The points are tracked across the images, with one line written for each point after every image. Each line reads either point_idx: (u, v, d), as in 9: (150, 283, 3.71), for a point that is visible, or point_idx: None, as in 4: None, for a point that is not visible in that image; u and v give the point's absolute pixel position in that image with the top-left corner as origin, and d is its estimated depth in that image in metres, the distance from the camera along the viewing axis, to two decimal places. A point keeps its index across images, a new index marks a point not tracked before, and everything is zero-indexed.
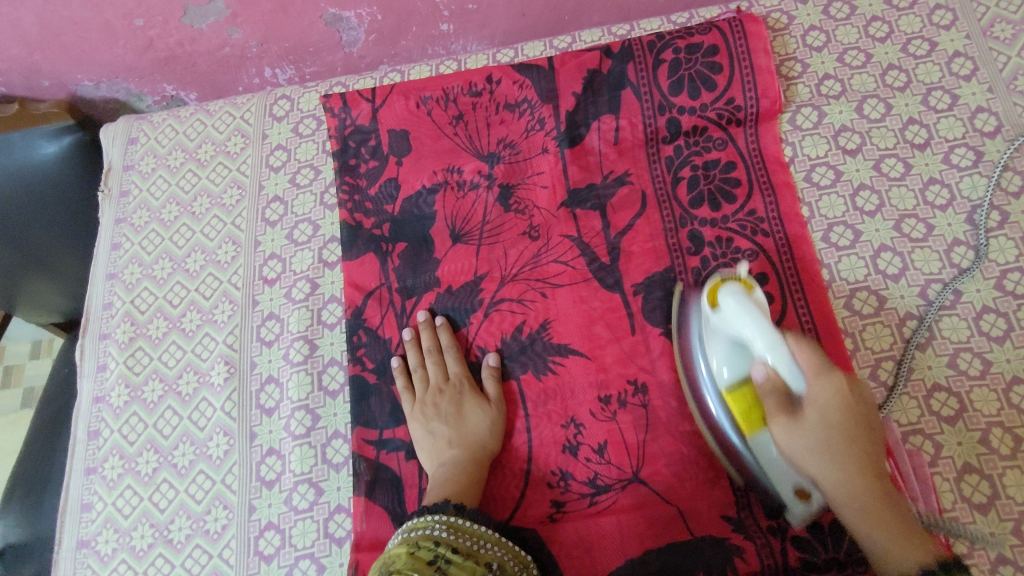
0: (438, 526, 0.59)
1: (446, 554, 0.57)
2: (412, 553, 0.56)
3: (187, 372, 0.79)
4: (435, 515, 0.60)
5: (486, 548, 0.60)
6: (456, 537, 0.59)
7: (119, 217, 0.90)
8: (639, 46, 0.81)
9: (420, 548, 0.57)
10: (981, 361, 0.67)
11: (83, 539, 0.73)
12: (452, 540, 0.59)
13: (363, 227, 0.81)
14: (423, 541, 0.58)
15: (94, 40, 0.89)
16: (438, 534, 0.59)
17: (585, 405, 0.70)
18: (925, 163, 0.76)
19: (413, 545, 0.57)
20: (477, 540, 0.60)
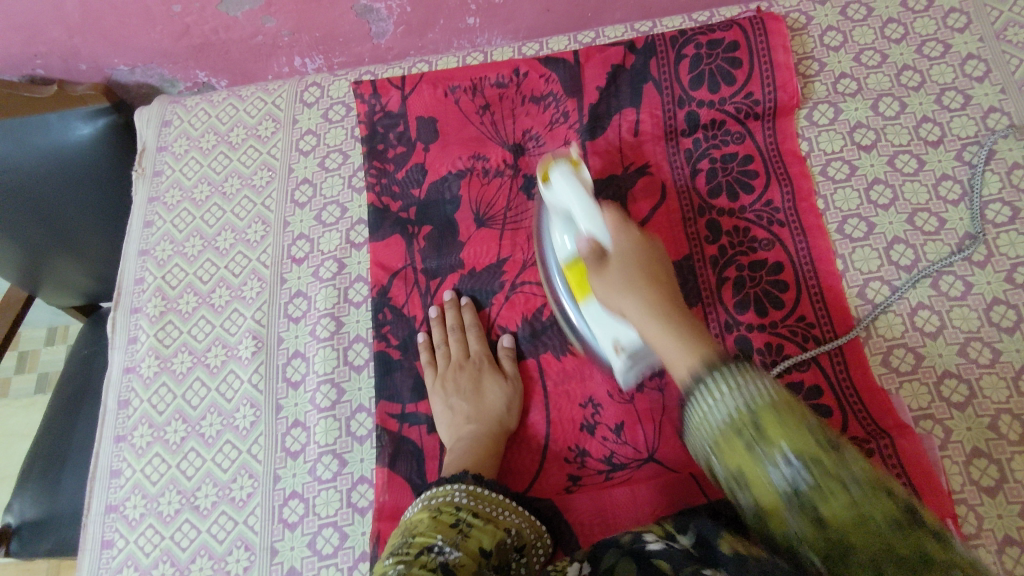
0: (459, 493, 0.61)
1: (468, 518, 0.59)
2: (435, 517, 0.58)
3: (215, 346, 0.81)
4: (455, 483, 0.63)
5: (507, 514, 0.62)
6: (476, 502, 0.61)
7: (152, 196, 0.92)
8: (662, 41, 0.83)
9: (442, 513, 0.59)
10: (991, 350, 0.69)
11: (112, 504, 0.75)
12: (472, 506, 0.61)
13: (390, 210, 0.83)
14: (445, 506, 0.60)
15: (133, 25, 0.92)
16: (459, 500, 0.61)
17: (603, 385, 0.72)
18: (938, 160, 0.78)
19: (435, 509, 0.59)
20: (495, 507, 0.62)
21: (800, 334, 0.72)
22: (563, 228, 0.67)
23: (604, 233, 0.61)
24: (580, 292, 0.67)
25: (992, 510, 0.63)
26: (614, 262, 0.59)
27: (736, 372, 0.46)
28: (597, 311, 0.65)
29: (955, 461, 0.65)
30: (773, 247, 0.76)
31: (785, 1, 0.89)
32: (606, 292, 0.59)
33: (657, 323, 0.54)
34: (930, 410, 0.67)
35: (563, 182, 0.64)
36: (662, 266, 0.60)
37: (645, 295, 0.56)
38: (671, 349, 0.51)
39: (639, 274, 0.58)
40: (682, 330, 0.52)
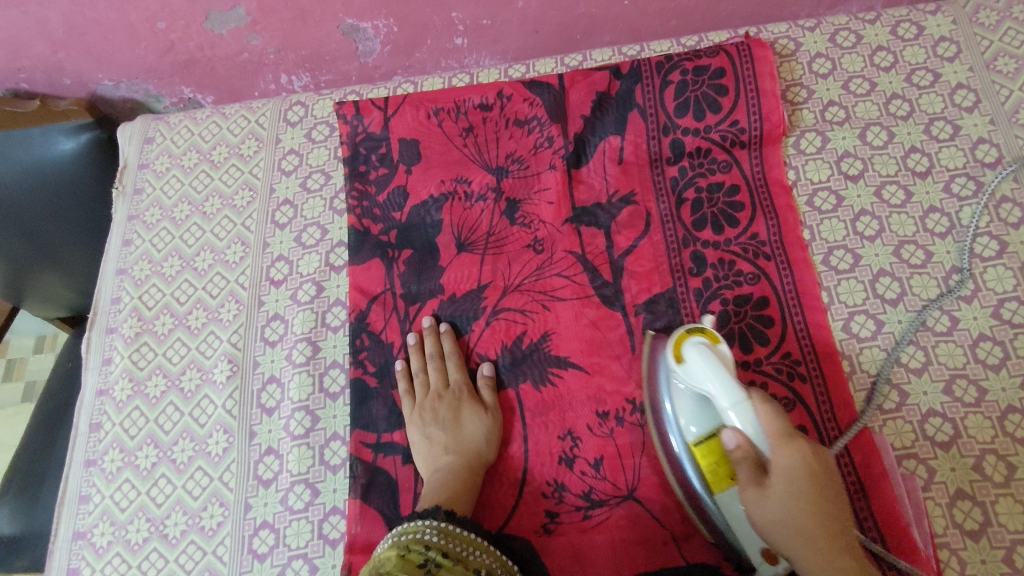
0: (429, 531, 0.60)
1: (436, 558, 0.57)
2: (403, 556, 0.56)
3: (190, 369, 0.80)
4: (426, 520, 0.61)
5: (478, 554, 0.60)
6: (446, 542, 0.59)
7: (132, 214, 0.91)
8: (648, 67, 0.82)
9: (410, 552, 0.57)
10: (976, 388, 0.67)
11: (80, 531, 0.74)
12: (442, 545, 0.59)
13: (371, 233, 0.82)
14: (413, 545, 0.58)
15: (117, 41, 0.91)
16: (428, 538, 0.59)
17: (583, 418, 0.71)
18: (926, 192, 0.77)
19: (404, 547, 0.58)
20: (466, 546, 0.60)
21: (784, 372, 0.70)
22: (678, 377, 0.62)
23: (750, 423, 0.55)
24: (717, 482, 0.59)
25: (976, 555, 0.61)
26: (774, 480, 0.53)
27: (841, 544, 0.50)
28: (736, 505, 0.58)
29: (939, 503, 0.63)
30: (758, 281, 0.74)
31: (774, 27, 0.89)
32: (767, 514, 0.53)
33: (804, 542, 0.51)
34: (913, 449, 0.66)
35: (699, 362, 0.58)
36: (828, 468, 0.54)
37: (807, 518, 0.51)
38: (823, 569, 0.49)
39: (806, 458, 0.53)
40: (819, 514, 0.52)
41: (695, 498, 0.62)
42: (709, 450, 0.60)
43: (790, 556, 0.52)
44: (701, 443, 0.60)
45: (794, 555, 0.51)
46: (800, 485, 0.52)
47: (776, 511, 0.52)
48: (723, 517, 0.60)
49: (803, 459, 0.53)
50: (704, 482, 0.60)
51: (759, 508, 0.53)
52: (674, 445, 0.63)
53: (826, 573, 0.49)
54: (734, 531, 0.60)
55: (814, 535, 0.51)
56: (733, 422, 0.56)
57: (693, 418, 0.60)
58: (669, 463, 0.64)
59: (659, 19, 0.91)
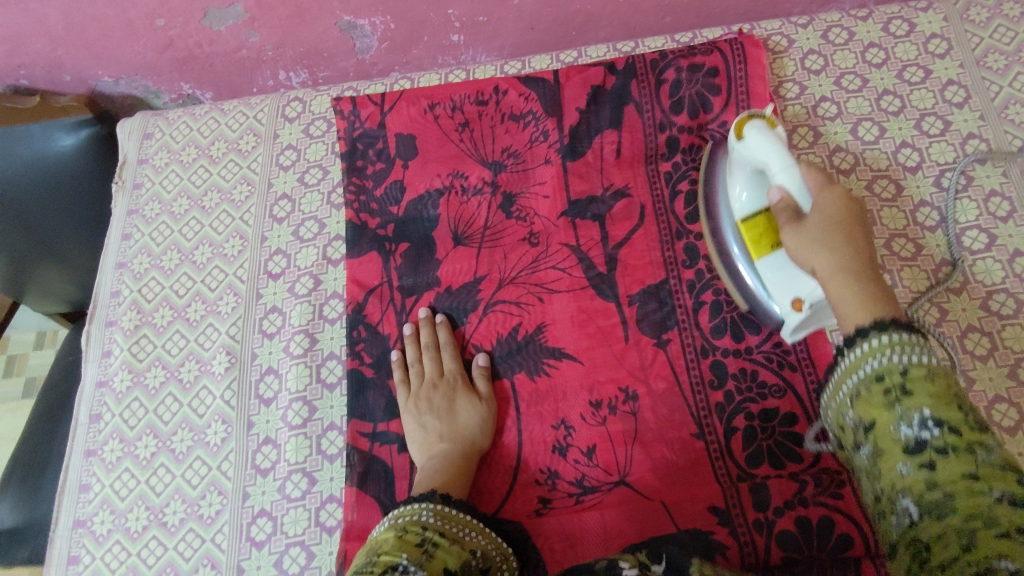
0: (426, 513, 0.61)
1: (433, 538, 0.58)
2: (400, 536, 0.57)
3: (189, 360, 0.80)
4: (422, 503, 0.62)
5: (474, 535, 0.61)
6: (443, 522, 0.60)
7: (132, 208, 0.92)
8: (642, 63, 0.83)
9: (407, 533, 0.58)
10: (964, 378, 0.68)
11: (80, 519, 0.75)
12: (439, 526, 0.60)
13: (368, 226, 0.83)
14: (410, 526, 0.59)
15: (117, 38, 0.92)
16: (425, 520, 0.60)
17: (576, 407, 0.72)
18: (916, 186, 0.78)
19: (402, 528, 0.58)
20: (462, 528, 0.61)
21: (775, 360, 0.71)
22: (745, 182, 0.67)
23: (798, 186, 0.60)
24: (762, 248, 0.66)
25: None
26: (813, 216, 0.58)
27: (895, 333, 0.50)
28: (777, 264, 0.65)
29: None
30: None
31: (767, 24, 0.90)
32: (799, 241, 0.58)
33: (839, 281, 0.55)
34: None
35: (758, 137, 0.63)
36: (863, 218, 0.59)
37: (840, 256, 0.56)
38: (843, 305, 0.54)
39: (843, 199, 0.58)
40: (856, 274, 0.55)
41: (740, 284, 0.71)
42: (755, 219, 0.67)
43: (827, 289, 0.56)
44: (750, 218, 0.68)
45: (833, 297, 0.55)
46: (835, 219, 0.57)
47: (822, 260, 0.56)
48: (762, 276, 0.67)
49: (837, 200, 0.58)
50: (748, 251, 0.68)
51: (792, 237, 0.58)
52: (733, 248, 0.71)
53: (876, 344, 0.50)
54: (771, 290, 0.67)
55: (848, 267, 0.55)
56: (781, 183, 0.61)
57: (748, 186, 0.67)
58: (731, 278, 0.72)
59: (654, 16, 0.92)
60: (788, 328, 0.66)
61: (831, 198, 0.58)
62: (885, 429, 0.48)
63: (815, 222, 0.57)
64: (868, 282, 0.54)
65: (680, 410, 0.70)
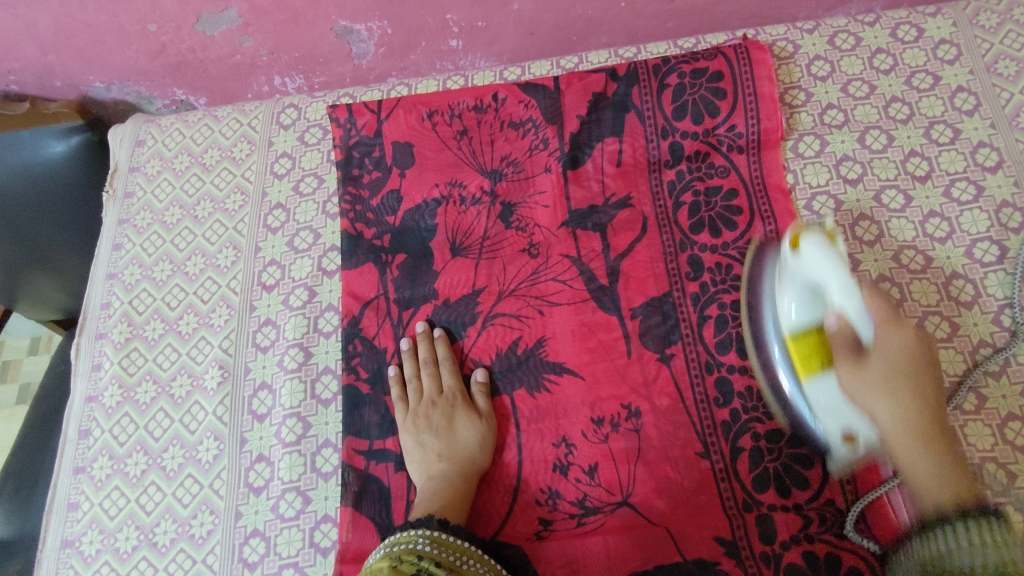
0: (422, 541, 0.59)
1: (429, 568, 0.56)
2: (394, 567, 0.55)
3: (181, 375, 0.79)
4: (418, 530, 0.60)
5: (473, 564, 0.59)
6: (440, 551, 0.59)
7: (123, 217, 0.90)
8: (645, 69, 0.82)
9: (402, 563, 0.56)
10: (976, 395, 0.66)
11: (68, 539, 0.73)
12: (435, 554, 0.58)
13: (364, 237, 0.81)
14: (406, 555, 0.57)
15: (108, 43, 0.90)
16: (421, 548, 0.58)
17: (577, 424, 0.70)
18: (925, 196, 0.76)
19: (397, 558, 0.57)
20: (460, 555, 0.59)
21: None
22: (792, 295, 0.62)
23: (861, 315, 0.55)
24: (811, 371, 0.61)
25: None
26: (875, 355, 0.55)
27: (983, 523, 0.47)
28: (825, 394, 0.60)
29: None
30: None
31: (772, 30, 0.88)
32: (857, 386, 0.56)
33: (907, 441, 0.54)
34: None
35: (818, 253, 0.58)
36: (926, 345, 0.56)
37: (904, 405, 0.54)
38: (924, 478, 0.52)
39: (909, 340, 0.55)
40: (923, 418, 0.54)
41: (778, 386, 0.67)
42: (806, 336, 0.62)
43: (894, 453, 0.55)
44: (799, 331, 0.62)
45: (906, 462, 0.54)
46: (902, 364, 0.55)
47: (881, 409, 0.54)
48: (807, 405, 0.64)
49: (904, 344, 0.55)
50: (796, 370, 0.63)
51: (850, 378, 0.56)
52: (775, 352, 0.67)
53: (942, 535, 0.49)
54: (817, 417, 0.62)
55: (920, 437, 0.53)
56: (840, 309, 0.56)
57: (796, 300, 0.62)
58: (755, 349, 0.69)
59: (656, 21, 0.90)
60: (834, 462, 0.64)
61: (898, 338, 0.55)
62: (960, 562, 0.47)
63: (878, 366, 0.55)
64: (932, 426, 0.54)
65: (684, 428, 0.68)
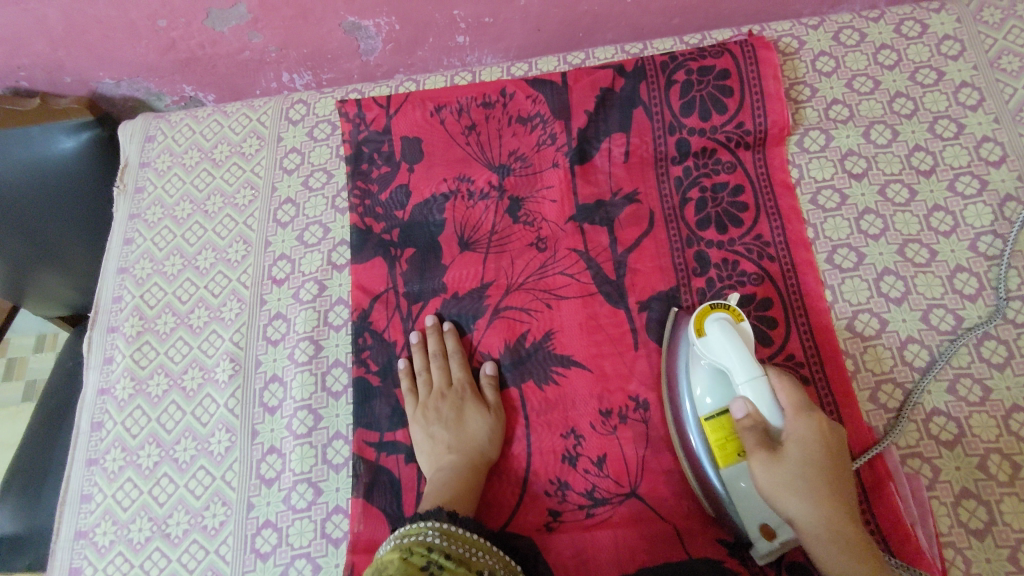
0: (432, 533, 0.59)
1: (440, 559, 0.56)
2: (406, 558, 0.55)
3: (192, 368, 0.79)
4: (428, 522, 0.60)
5: (483, 556, 0.59)
6: (450, 543, 0.58)
7: (133, 212, 0.91)
8: (652, 65, 0.82)
9: (413, 554, 0.56)
10: (981, 387, 0.67)
11: (82, 530, 0.74)
12: (445, 546, 0.58)
13: (373, 231, 0.82)
14: (416, 547, 0.57)
15: (118, 39, 0.91)
16: (431, 540, 0.58)
17: (586, 416, 0.71)
18: (930, 190, 0.76)
19: (406, 550, 0.56)
20: (469, 548, 0.59)
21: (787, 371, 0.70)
22: (706, 382, 0.62)
23: (770, 403, 0.57)
24: (726, 452, 0.60)
25: (980, 554, 0.61)
26: (789, 448, 0.55)
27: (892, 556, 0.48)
28: (743, 480, 0.59)
29: (944, 502, 0.63)
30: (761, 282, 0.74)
31: (778, 26, 0.88)
32: (773, 479, 0.54)
33: (825, 547, 0.52)
34: (918, 448, 0.66)
35: (723, 340, 0.59)
36: (839, 443, 0.57)
37: (818, 497, 0.53)
38: (841, 568, 0.51)
39: (820, 429, 0.56)
40: (850, 551, 0.51)
41: (704, 479, 0.63)
42: (720, 423, 0.61)
43: (810, 549, 0.53)
44: (713, 418, 0.61)
45: (810, 542, 0.52)
46: (813, 455, 0.55)
47: (795, 507, 0.53)
48: (724, 489, 0.61)
49: (815, 428, 0.56)
50: (713, 459, 0.61)
51: (767, 473, 0.54)
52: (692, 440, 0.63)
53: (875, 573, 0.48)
54: (737, 505, 0.60)
55: (835, 527, 0.52)
56: (747, 397, 0.57)
57: (709, 389, 0.62)
58: (679, 435, 0.65)
59: (662, 17, 0.91)
60: (756, 549, 0.60)
61: (807, 429, 0.56)
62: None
63: (794, 459, 0.54)
64: (845, 516, 0.52)
65: None
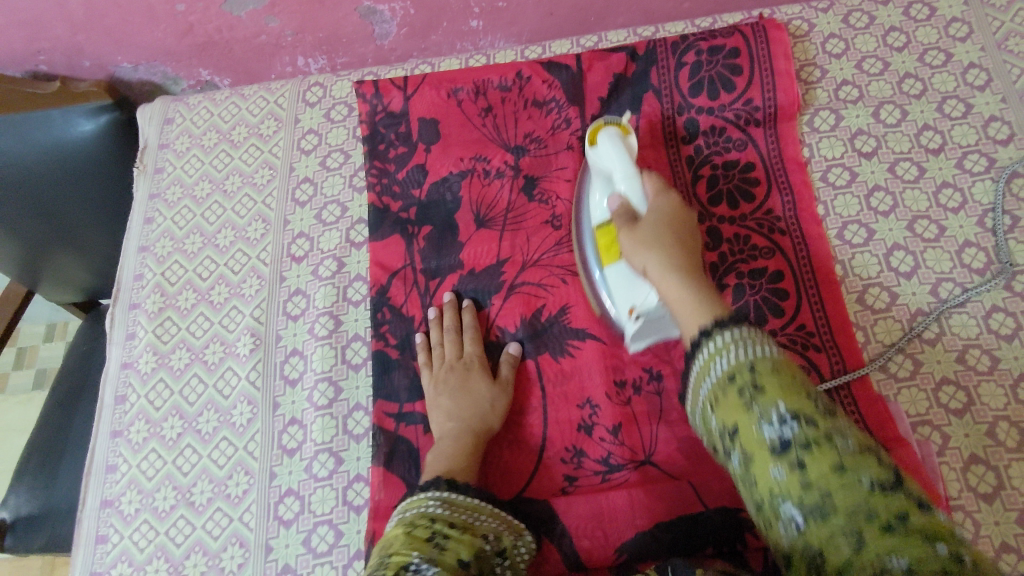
0: (433, 504, 0.60)
1: (443, 529, 0.57)
2: (409, 532, 0.56)
3: (213, 342, 0.81)
4: (428, 493, 0.61)
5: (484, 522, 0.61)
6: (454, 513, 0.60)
7: (153, 193, 0.93)
8: (663, 47, 0.84)
9: (417, 527, 0.57)
10: (989, 357, 0.69)
11: (107, 499, 0.75)
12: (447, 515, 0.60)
13: (390, 209, 0.84)
14: (419, 519, 0.58)
15: (137, 23, 0.92)
16: (433, 511, 0.59)
17: (601, 386, 0.72)
18: (939, 167, 0.78)
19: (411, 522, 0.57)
20: (470, 514, 0.61)
21: (799, 342, 0.72)
22: (603, 190, 0.70)
23: (638, 190, 0.65)
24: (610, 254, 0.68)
25: (989, 517, 0.63)
26: (648, 218, 0.63)
27: (735, 329, 0.50)
28: (620, 270, 0.67)
29: (953, 468, 0.65)
30: (773, 255, 0.76)
31: (788, 9, 0.90)
32: (632, 241, 0.62)
33: (673, 274, 0.59)
34: (927, 416, 0.67)
35: (609, 145, 0.68)
36: (693, 224, 0.64)
37: (668, 253, 0.60)
38: (686, 313, 0.55)
39: (676, 206, 0.64)
40: (692, 288, 0.56)
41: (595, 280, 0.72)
42: (605, 229, 0.69)
43: (664, 297, 0.59)
44: (603, 224, 0.70)
45: (665, 293, 0.58)
46: (667, 224, 0.63)
47: (654, 262, 0.60)
48: (608, 287, 0.69)
49: (671, 207, 0.64)
50: (600, 256, 0.70)
51: (629, 238, 0.63)
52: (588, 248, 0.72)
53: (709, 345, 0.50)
54: (614, 292, 0.68)
55: (677, 266, 0.59)
56: (623, 191, 0.66)
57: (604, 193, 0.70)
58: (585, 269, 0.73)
59: (673, 1, 0.93)
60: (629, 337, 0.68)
61: (665, 204, 0.64)
62: (735, 395, 0.47)
63: (648, 225, 0.62)
64: (691, 260, 0.60)
65: None
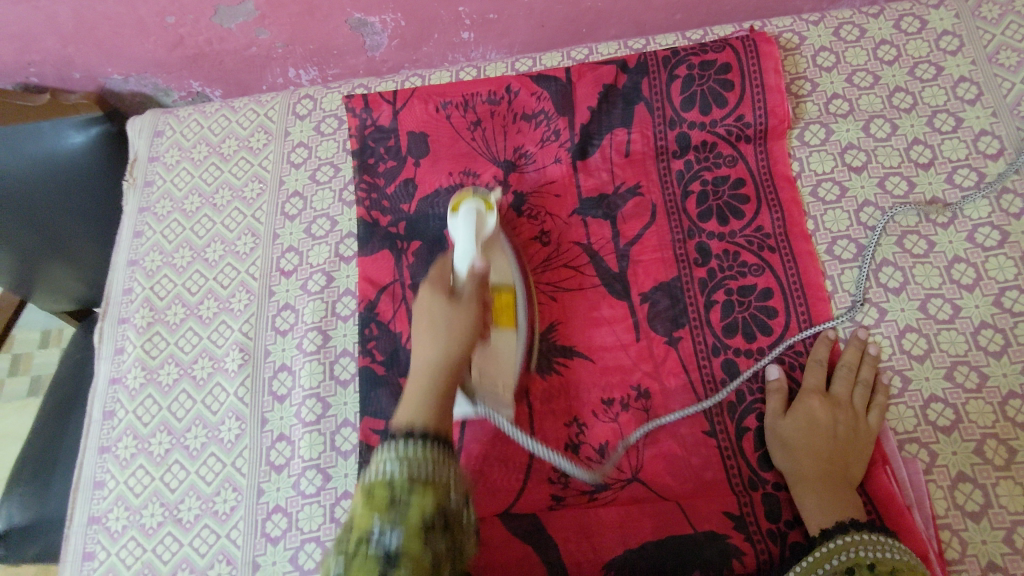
0: (389, 458, 0.47)
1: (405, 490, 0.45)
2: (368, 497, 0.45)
3: (202, 358, 0.81)
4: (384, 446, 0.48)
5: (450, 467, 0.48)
6: (414, 464, 0.46)
7: (143, 206, 0.92)
8: (654, 60, 0.83)
9: (375, 490, 0.45)
10: (978, 374, 0.68)
11: (94, 516, 0.75)
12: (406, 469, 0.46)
13: (379, 224, 0.83)
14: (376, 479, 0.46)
15: (127, 35, 0.92)
16: (389, 468, 0.46)
17: (589, 405, 0.73)
18: (928, 182, 0.78)
19: (368, 488, 0.46)
20: (428, 461, 0.47)
21: (786, 363, 0.72)
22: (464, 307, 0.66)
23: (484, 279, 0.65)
24: (504, 321, 0.69)
25: (976, 536, 0.63)
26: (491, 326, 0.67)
27: (863, 532, 0.59)
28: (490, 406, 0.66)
29: (941, 486, 0.65)
30: (761, 273, 0.75)
31: (778, 22, 0.90)
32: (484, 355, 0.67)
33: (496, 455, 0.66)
34: (915, 434, 0.68)
35: (464, 220, 0.67)
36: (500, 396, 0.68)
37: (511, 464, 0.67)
38: (817, 507, 0.62)
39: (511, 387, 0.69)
40: (839, 494, 0.63)
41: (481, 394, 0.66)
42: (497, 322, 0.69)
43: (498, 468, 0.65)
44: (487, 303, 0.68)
45: (803, 495, 0.64)
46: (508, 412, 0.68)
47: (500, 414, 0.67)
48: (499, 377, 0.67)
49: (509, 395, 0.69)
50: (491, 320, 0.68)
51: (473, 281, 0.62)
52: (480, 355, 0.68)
53: (845, 543, 0.58)
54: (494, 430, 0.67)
55: (824, 463, 0.65)
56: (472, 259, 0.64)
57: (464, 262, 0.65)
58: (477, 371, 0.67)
59: (664, 13, 0.93)
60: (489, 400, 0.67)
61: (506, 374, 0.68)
62: None
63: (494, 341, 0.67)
64: (841, 461, 0.65)
65: (694, 407, 0.71)
